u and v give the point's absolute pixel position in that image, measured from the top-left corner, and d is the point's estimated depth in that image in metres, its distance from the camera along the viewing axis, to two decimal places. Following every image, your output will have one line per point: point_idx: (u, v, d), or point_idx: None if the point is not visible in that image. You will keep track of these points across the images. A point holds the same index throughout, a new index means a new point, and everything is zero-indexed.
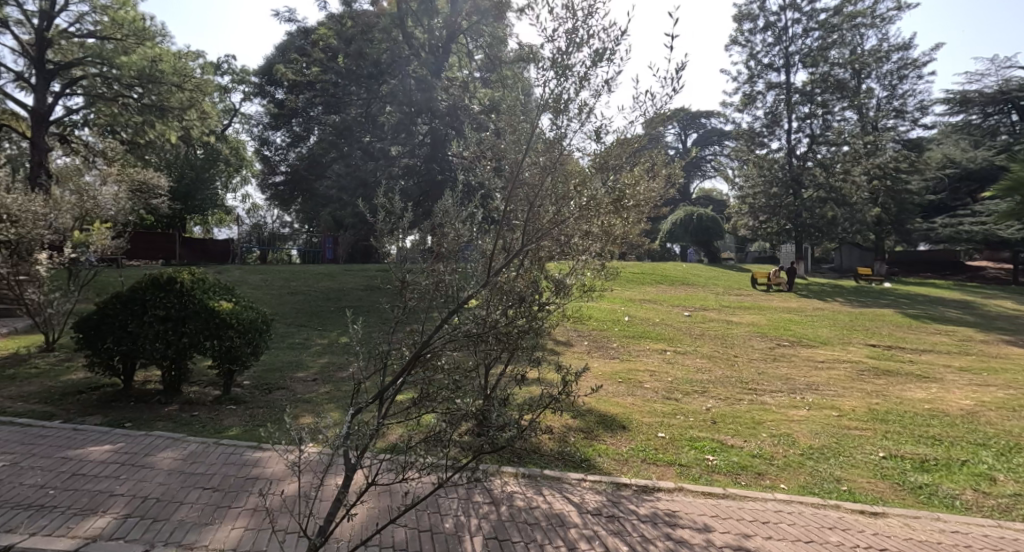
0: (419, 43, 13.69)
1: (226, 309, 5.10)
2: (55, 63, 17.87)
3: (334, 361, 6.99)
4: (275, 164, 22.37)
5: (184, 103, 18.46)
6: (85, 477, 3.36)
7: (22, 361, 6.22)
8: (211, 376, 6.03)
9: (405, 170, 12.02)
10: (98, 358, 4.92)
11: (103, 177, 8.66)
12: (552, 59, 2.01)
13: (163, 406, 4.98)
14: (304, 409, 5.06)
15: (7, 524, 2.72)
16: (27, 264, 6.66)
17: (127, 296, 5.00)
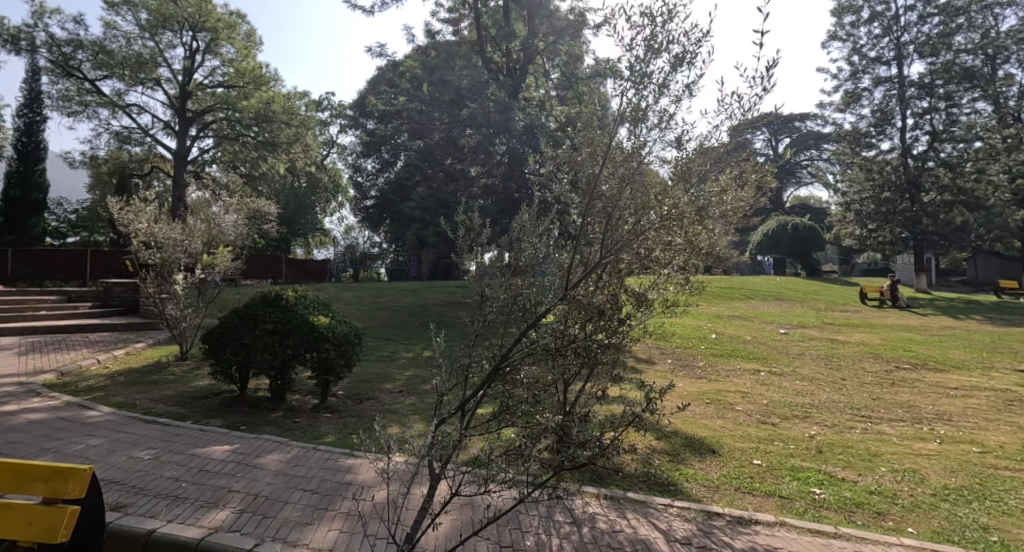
0: (498, 66, 14.15)
1: (324, 323, 5.55)
2: (193, 111, 20.89)
3: (418, 374, 7.29)
4: (366, 189, 24.04)
5: (291, 138, 20.92)
6: (208, 473, 3.79)
7: (162, 368, 7.18)
8: (311, 385, 6.56)
9: (484, 190, 12.48)
10: (219, 367, 5.56)
11: (226, 207, 9.87)
12: (631, 68, 2.00)
13: (271, 411, 5.49)
14: (392, 419, 5.31)
15: (149, 511, 3.13)
16: (168, 284, 7.75)
17: (241, 312, 5.59)
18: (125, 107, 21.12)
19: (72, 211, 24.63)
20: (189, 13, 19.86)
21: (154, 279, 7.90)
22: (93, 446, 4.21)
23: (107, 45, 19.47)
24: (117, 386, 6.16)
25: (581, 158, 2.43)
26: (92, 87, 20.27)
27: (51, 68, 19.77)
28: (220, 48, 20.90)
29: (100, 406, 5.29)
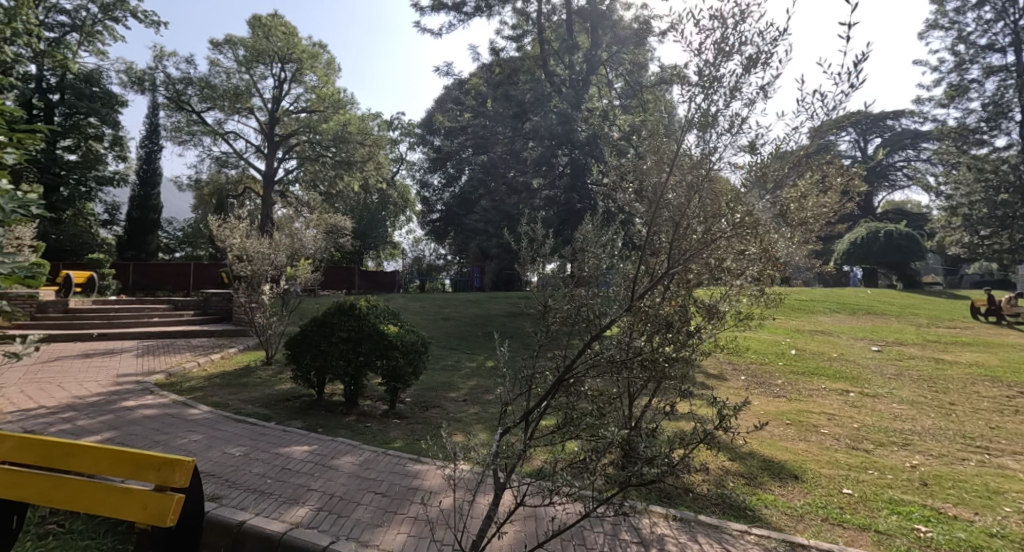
0: (561, 78, 14.23)
1: (394, 332, 5.80)
2: (280, 135, 22.82)
3: (482, 383, 7.39)
4: (433, 203, 24.91)
5: (365, 157, 22.42)
6: (290, 471, 4.06)
7: (250, 372, 7.80)
8: (381, 392, 6.85)
9: (546, 201, 12.57)
10: (299, 372, 5.96)
11: (307, 223, 10.62)
12: (700, 73, 1.95)
13: (345, 415, 5.79)
14: (457, 427, 5.42)
15: (240, 504, 3.41)
16: (256, 294, 8.44)
17: (319, 320, 5.98)
18: (224, 134, 23.49)
19: (180, 229, 27.65)
20: (278, 47, 21.82)
21: (245, 289, 8.65)
22: (193, 441, 4.64)
23: (211, 80, 21.85)
24: (213, 387, 6.78)
25: (647, 166, 2.38)
26: (198, 118, 22.74)
27: (166, 103, 22.44)
28: (304, 77, 22.75)
29: (199, 405, 5.84)
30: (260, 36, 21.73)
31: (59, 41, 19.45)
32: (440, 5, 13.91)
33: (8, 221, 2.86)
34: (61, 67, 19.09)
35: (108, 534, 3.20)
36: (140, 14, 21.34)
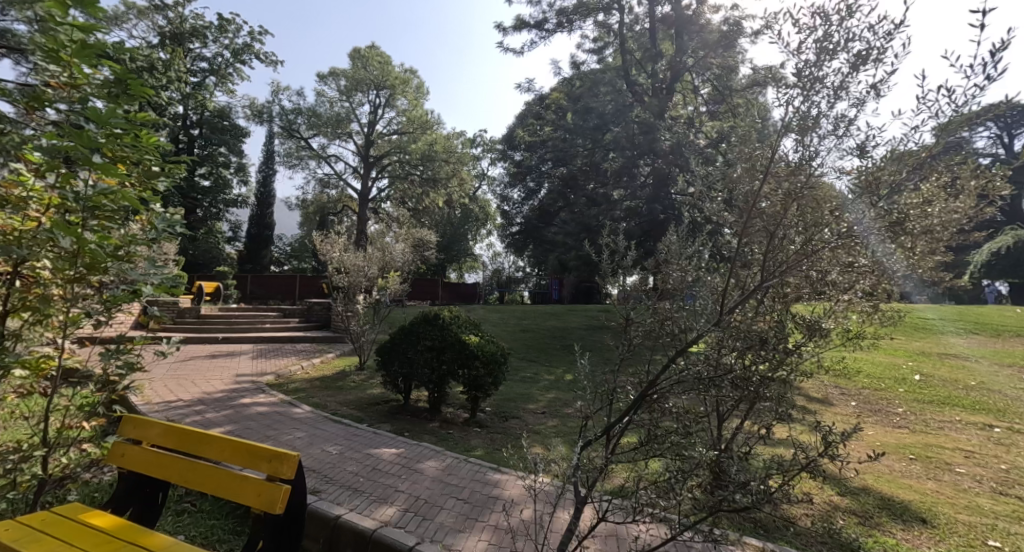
0: (643, 88, 13.99)
1: (475, 342, 5.98)
2: (374, 156, 24.68)
3: (561, 396, 7.35)
4: (513, 216, 25.37)
5: (449, 173, 23.96)
6: (380, 472, 4.31)
7: (345, 376, 8.41)
8: (462, 400, 7.05)
9: (627, 213, 12.34)
10: (388, 377, 6.31)
11: (397, 237, 11.29)
12: (799, 74, 1.85)
13: (429, 421, 6.03)
14: (536, 439, 5.43)
15: (337, 499, 3.69)
16: (351, 303, 9.12)
17: (406, 329, 6.31)
18: (327, 158, 25.82)
19: (288, 244, 30.67)
20: (374, 75, 23.65)
21: (342, 299, 9.38)
22: (297, 438, 5.09)
23: (317, 109, 24.18)
24: (314, 389, 7.39)
25: (736, 174, 2.27)
26: (305, 144, 25.21)
27: (280, 132, 25.15)
28: (397, 101, 24.47)
29: (302, 405, 6.39)
30: (359, 67, 23.70)
31: (199, 84, 22.64)
32: (522, 24, 14.29)
33: (160, 238, 3.38)
34: (199, 105, 22.17)
35: (228, 516, 3.59)
36: (261, 55, 24.21)
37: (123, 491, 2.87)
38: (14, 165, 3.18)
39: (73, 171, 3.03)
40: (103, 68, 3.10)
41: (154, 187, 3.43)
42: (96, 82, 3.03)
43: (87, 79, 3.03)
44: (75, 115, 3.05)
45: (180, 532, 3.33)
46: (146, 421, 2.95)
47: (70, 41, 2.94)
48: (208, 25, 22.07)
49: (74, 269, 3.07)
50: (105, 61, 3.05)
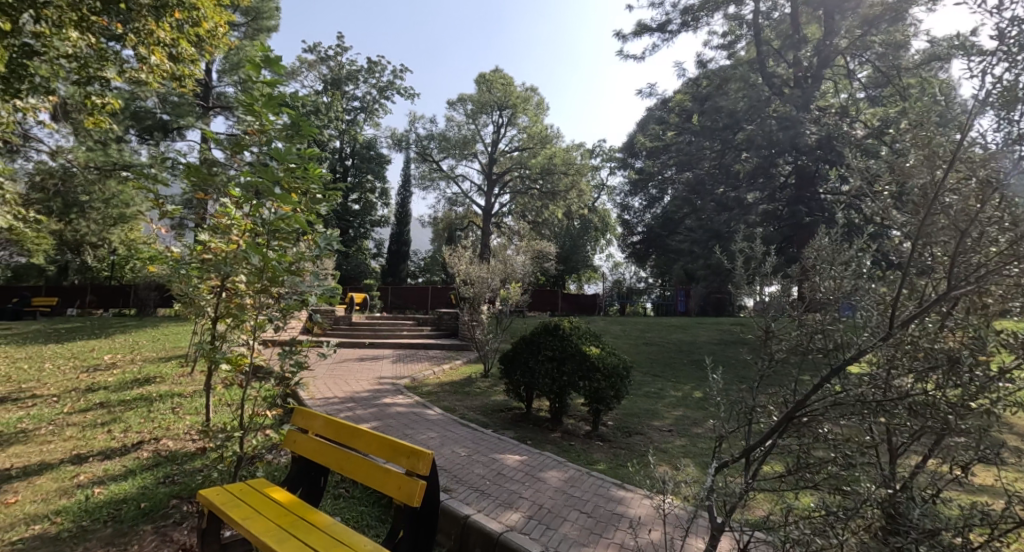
0: (782, 79, 12.75)
1: (595, 354, 5.91)
2: (497, 173, 26.15)
3: (689, 415, 6.89)
4: (634, 225, 24.60)
5: (568, 185, 24.58)
6: (505, 477, 4.45)
7: (471, 382, 8.87)
8: (584, 412, 6.98)
9: (764, 217, 11.25)
10: (510, 386, 6.51)
11: (519, 250, 11.67)
12: (999, 36, 1.58)
13: (551, 431, 6.08)
14: (662, 457, 5.16)
15: (467, 499, 3.90)
16: (477, 313, 9.61)
17: (528, 339, 6.45)
18: (455, 177, 27.78)
19: (422, 259, 33.46)
20: (498, 97, 24.94)
21: (469, 309, 9.93)
22: (431, 438, 5.47)
23: (447, 133, 26.18)
24: (445, 393, 7.91)
25: (909, 164, 1.95)
26: (437, 167, 27.41)
27: (415, 157, 27.70)
28: (518, 119, 25.54)
29: (435, 407, 6.87)
30: (484, 90, 25.12)
31: (352, 121, 26.02)
32: (644, 29, 13.93)
33: (321, 255, 3.90)
34: (352, 139, 25.43)
35: (374, 504, 3.98)
36: (401, 90, 27.01)
37: (295, 472, 3.36)
38: (223, 199, 3.96)
39: (261, 202, 3.68)
40: (283, 115, 3.74)
41: (318, 211, 3.97)
42: (278, 127, 3.66)
43: (272, 125, 3.67)
44: (262, 155, 3.72)
45: (338, 513, 3.79)
46: (312, 412, 3.44)
47: (261, 95, 3.60)
48: (360, 69, 25.25)
49: (260, 282, 3.73)
50: (285, 108, 3.66)
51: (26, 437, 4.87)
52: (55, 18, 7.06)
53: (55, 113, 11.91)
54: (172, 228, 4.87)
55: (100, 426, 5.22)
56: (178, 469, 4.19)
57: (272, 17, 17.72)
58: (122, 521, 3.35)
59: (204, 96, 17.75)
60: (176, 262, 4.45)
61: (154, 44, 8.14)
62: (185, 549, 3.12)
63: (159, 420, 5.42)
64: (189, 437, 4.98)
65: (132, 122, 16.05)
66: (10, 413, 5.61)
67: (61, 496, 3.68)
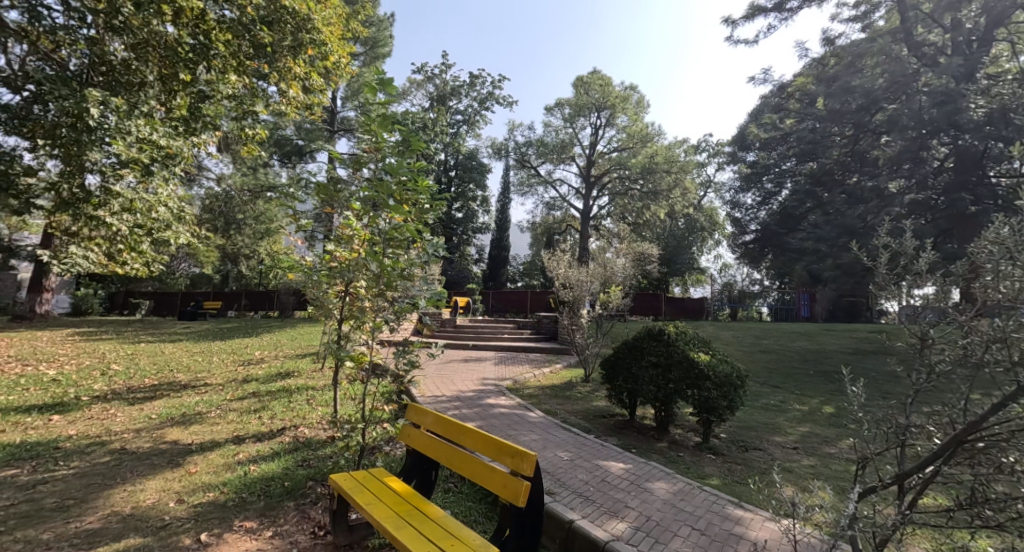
0: (932, 49, 11.02)
1: (705, 361, 5.54)
2: (595, 176, 26.01)
3: (818, 432, 6.18)
4: (746, 224, 22.78)
5: (671, 184, 23.84)
6: (610, 484, 4.35)
7: (572, 386, 8.81)
8: (693, 422, 6.59)
9: (909, 208, 9.78)
10: (613, 391, 6.35)
11: (619, 252, 11.39)
12: None
13: (657, 441, 5.82)
14: (786, 477, 4.69)
15: (571, 503, 3.88)
16: (576, 317, 9.55)
17: (631, 344, 6.26)
18: (553, 182, 27.99)
19: (522, 263, 34.15)
20: (596, 99, 24.68)
21: (568, 313, 9.89)
22: (534, 440, 5.53)
23: (545, 138, 26.48)
24: (546, 396, 7.95)
25: None
26: (535, 172, 27.83)
27: (514, 164, 28.37)
28: (617, 119, 25.07)
29: (537, 410, 6.93)
30: (582, 93, 25.00)
31: (455, 133, 27.43)
32: (757, 10, 12.87)
33: (430, 260, 4.14)
34: (456, 151, 26.75)
35: (481, 500, 4.11)
36: (501, 100, 27.90)
37: (410, 465, 3.59)
38: (346, 212, 4.39)
39: (378, 213, 4.02)
40: (395, 132, 4.06)
41: (425, 220, 4.23)
42: (391, 143, 3.99)
43: (385, 142, 4.00)
44: (378, 171, 4.06)
45: (449, 506, 3.99)
46: (424, 409, 3.65)
47: (377, 115, 3.95)
48: (463, 83, 26.52)
49: (378, 286, 4.07)
50: (396, 125, 3.96)
51: (201, 418, 5.82)
52: (220, 65, 8.44)
53: (219, 146, 14.16)
54: (305, 240, 5.49)
55: (253, 412, 6.06)
56: (314, 454, 4.71)
57: (386, 44, 19.33)
58: (272, 497, 3.84)
59: (330, 121, 19.85)
60: (309, 270, 5.00)
61: (292, 79, 9.41)
62: (320, 526, 3.49)
63: (298, 409, 6.14)
64: (321, 426, 5.57)
65: (274, 149, 18.46)
66: (190, 397, 6.73)
67: (226, 470, 4.33)
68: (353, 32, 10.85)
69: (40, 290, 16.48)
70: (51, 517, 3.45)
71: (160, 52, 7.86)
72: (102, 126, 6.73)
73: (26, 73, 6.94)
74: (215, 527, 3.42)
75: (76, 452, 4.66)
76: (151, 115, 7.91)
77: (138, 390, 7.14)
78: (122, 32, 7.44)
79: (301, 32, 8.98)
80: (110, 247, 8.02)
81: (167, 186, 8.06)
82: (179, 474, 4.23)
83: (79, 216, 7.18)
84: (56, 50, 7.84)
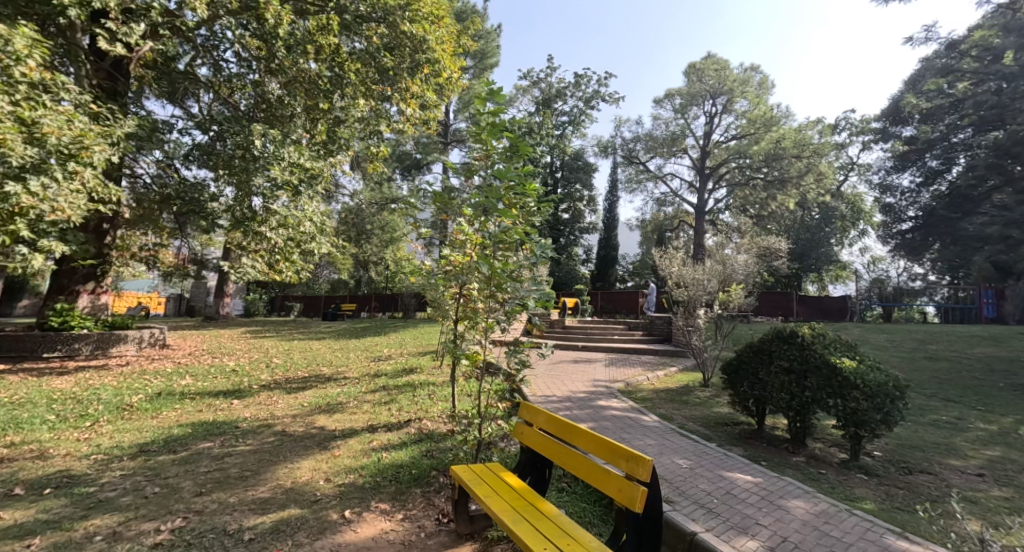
0: None
1: (850, 367, 4.87)
2: (711, 167, 24.53)
3: (1012, 458, 5.10)
4: (900, 210, 19.65)
5: (802, 170, 21.54)
6: (736, 498, 4.02)
7: (691, 391, 8.31)
8: (838, 437, 5.84)
9: None
10: (737, 398, 5.89)
11: (741, 249, 10.51)
12: None
13: (791, 454, 5.27)
14: (963, 509, 3.95)
15: (693, 514, 3.67)
16: (693, 318, 9.00)
17: (757, 346, 5.74)
18: (664, 177, 26.85)
19: (632, 263, 33.20)
20: (711, 85, 23.17)
21: (683, 314, 9.36)
22: (649, 445, 5.33)
23: (654, 132, 25.47)
24: (661, 400, 7.61)
25: None
26: (644, 168, 26.90)
27: (622, 161, 27.68)
28: (736, 104, 23.30)
29: (652, 414, 6.66)
30: (694, 81, 23.64)
31: (561, 135, 27.59)
32: None
33: (537, 262, 4.21)
34: (562, 152, 26.95)
35: (596, 502, 4.07)
36: (607, 97, 27.49)
37: (524, 461, 3.66)
38: (459, 218, 4.65)
39: (488, 218, 4.20)
40: (504, 139, 4.21)
41: (533, 222, 4.31)
42: (500, 149, 4.17)
43: (495, 149, 4.19)
44: (486, 177, 4.24)
45: (564, 506, 4.00)
46: (536, 408, 3.71)
47: (487, 124, 4.13)
48: (568, 84, 26.59)
49: (489, 288, 4.25)
50: (504, 133, 4.12)
51: (343, 407, 6.55)
52: (352, 93, 9.44)
53: (352, 164, 15.88)
54: (423, 246, 5.92)
55: (384, 404, 6.67)
56: (436, 446, 5.03)
57: (494, 55, 20.06)
58: (402, 483, 4.19)
59: (445, 133, 21.15)
60: (428, 273, 5.37)
61: (411, 98, 10.11)
62: (444, 514, 3.73)
63: (422, 403, 6.62)
64: (442, 420, 5.95)
65: (396, 163, 20.17)
66: (333, 389, 7.60)
67: (363, 456, 4.82)
68: (464, 47, 11.38)
69: (221, 295, 19.80)
70: (235, 484, 4.12)
71: (306, 86, 9.07)
72: (263, 155, 7.99)
73: (210, 117, 8.45)
74: (356, 505, 3.82)
75: (250, 432, 5.52)
76: (299, 142, 9.13)
77: (292, 381, 8.23)
78: (278, 72, 8.71)
79: (418, 54, 9.69)
80: (270, 258, 9.34)
81: (312, 203, 9.20)
82: (326, 456, 4.80)
83: (248, 231, 8.49)
84: (231, 93, 9.36)
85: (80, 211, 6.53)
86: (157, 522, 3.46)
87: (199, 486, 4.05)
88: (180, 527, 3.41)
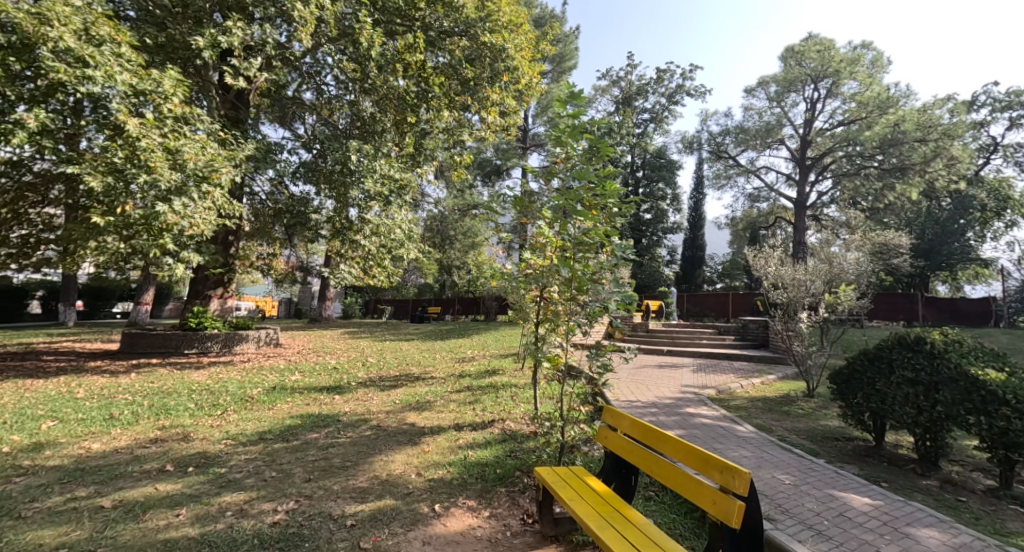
0: None
1: (997, 380, 4.21)
2: (814, 158, 22.45)
3: None
4: None
5: (928, 156, 19.04)
6: (852, 521, 3.64)
7: (793, 401, 7.64)
8: (979, 460, 5.08)
9: None
10: (849, 410, 5.33)
11: (852, 246, 9.51)
12: None
13: (919, 477, 4.67)
14: None
15: (800, 536, 3.39)
16: (793, 323, 8.18)
17: (873, 355, 5.18)
18: (757, 170, 25.06)
19: (721, 263, 31.32)
20: (812, 68, 21.23)
21: (781, 317, 8.59)
22: (745, 457, 4.99)
23: (746, 124, 23.88)
24: (758, 410, 7.09)
25: None
26: (734, 162, 25.31)
27: (709, 156, 26.24)
28: (842, 86, 21.14)
29: (747, 424, 6.23)
30: (792, 65, 21.83)
31: (642, 133, 26.78)
32: None
33: (620, 263, 4.14)
34: (643, 151, 26.22)
35: (688, 514, 3.89)
36: (692, 90, 26.25)
37: (609, 466, 3.59)
38: (536, 222, 4.69)
39: (568, 220, 4.19)
40: (584, 140, 4.18)
41: (614, 223, 4.23)
42: (580, 151, 4.16)
43: (575, 151, 4.19)
44: (566, 179, 4.24)
45: (652, 515, 3.86)
46: (620, 413, 3.64)
47: (567, 126, 4.13)
48: (649, 81, 25.76)
49: (570, 291, 4.24)
50: (584, 134, 4.09)
51: (430, 406, 6.85)
52: (437, 105, 9.85)
53: (437, 172, 16.63)
54: (503, 250, 6.05)
55: (468, 403, 6.89)
56: (520, 447, 5.10)
57: (572, 57, 20.03)
58: (487, 481, 4.30)
59: (524, 138, 21.47)
60: (509, 277, 5.46)
61: (491, 105, 10.24)
62: (529, 515, 3.78)
63: (504, 404, 6.75)
64: (524, 421, 6.02)
65: (478, 170, 20.78)
66: (421, 387, 7.98)
67: (450, 453, 5.01)
68: (544, 53, 11.46)
69: (324, 299, 21.63)
70: (338, 473, 4.48)
71: (395, 102, 9.66)
72: (358, 169, 8.69)
73: (313, 137, 9.29)
74: (445, 500, 3.98)
75: (350, 425, 5.96)
76: (389, 154, 9.74)
77: (384, 379, 8.72)
78: (371, 91, 9.38)
79: (499, 63, 9.91)
80: (366, 264, 9.79)
81: (401, 211, 9.75)
82: (417, 451, 5.05)
83: (346, 240, 9.15)
84: (331, 114, 10.22)
85: (211, 226, 7.47)
86: (275, 503, 3.86)
87: (308, 473, 4.46)
88: (293, 509, 3.77)
